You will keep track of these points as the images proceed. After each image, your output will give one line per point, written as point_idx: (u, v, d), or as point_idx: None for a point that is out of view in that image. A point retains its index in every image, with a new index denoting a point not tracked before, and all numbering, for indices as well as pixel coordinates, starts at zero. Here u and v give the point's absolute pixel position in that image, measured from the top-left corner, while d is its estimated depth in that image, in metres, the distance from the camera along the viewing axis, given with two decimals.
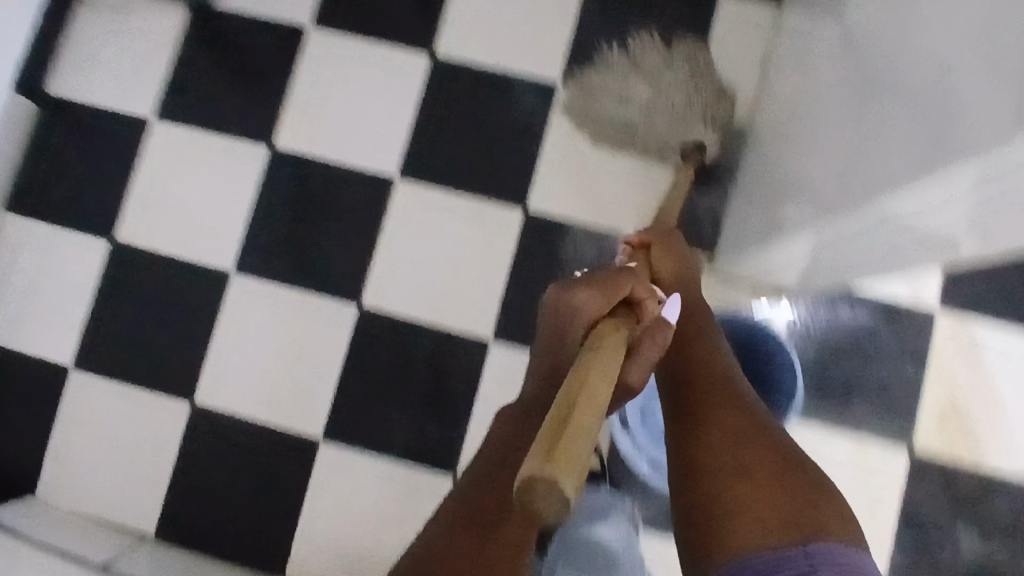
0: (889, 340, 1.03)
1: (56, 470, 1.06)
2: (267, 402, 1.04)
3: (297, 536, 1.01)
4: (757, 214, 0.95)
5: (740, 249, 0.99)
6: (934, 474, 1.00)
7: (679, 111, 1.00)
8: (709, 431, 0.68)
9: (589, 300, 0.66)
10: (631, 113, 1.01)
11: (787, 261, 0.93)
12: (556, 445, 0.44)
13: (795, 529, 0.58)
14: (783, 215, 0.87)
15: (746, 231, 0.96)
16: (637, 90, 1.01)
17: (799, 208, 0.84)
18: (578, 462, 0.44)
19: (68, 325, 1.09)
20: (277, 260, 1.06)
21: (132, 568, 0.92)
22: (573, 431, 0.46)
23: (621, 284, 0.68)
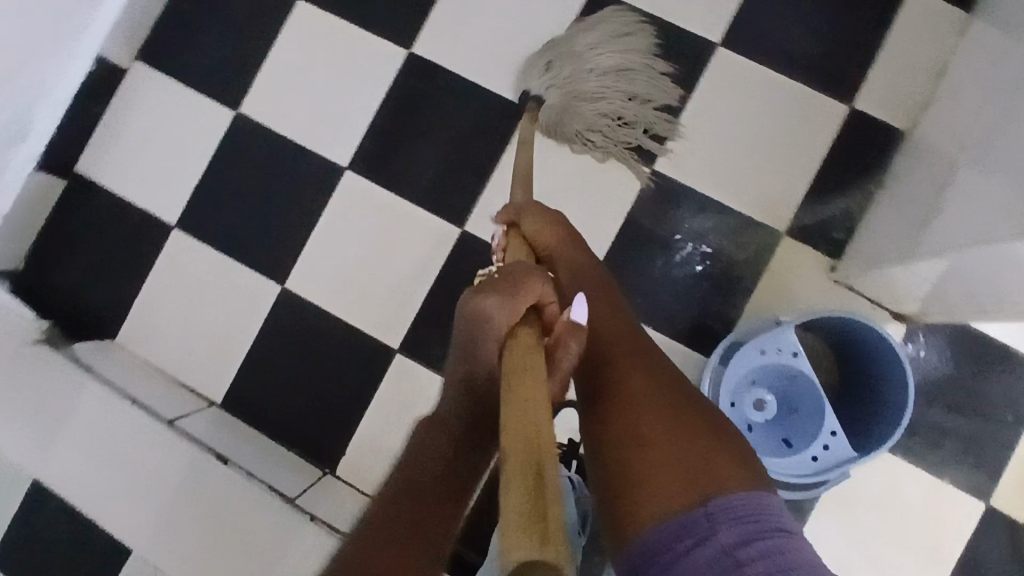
0: (998, 389, 0.96)
1: (138, 320, 1.09)
2: (352, 301, 1.04)
3: (354, 435, 1.03)
4: (899, 228, 0.88)
5: (868, 261, 0.92)
6: (1007, 532, 0.96)
7: (582, 109, 0.95)
8: (620, 404, 0.64)
9: (501, 308, 0.59)
10: (565, 64, 0.96)
11: (920, 288, 0.87)
12: (534, 517, 0.38)
13: (699, 486, 0.54)
14: (926, 234, 0.81)
15: (881, 245, 0.90)
16: (599, 55, 0.95)
17: (945, 230, 0.77)
18: (560, 535, 0.37)
19: (177, 184, 1.10)
20: (390, 166, 1.05)
21: (195, 431, 0.97)
22: (548, 497, 0.39)
23: (529, 287, 0.60)
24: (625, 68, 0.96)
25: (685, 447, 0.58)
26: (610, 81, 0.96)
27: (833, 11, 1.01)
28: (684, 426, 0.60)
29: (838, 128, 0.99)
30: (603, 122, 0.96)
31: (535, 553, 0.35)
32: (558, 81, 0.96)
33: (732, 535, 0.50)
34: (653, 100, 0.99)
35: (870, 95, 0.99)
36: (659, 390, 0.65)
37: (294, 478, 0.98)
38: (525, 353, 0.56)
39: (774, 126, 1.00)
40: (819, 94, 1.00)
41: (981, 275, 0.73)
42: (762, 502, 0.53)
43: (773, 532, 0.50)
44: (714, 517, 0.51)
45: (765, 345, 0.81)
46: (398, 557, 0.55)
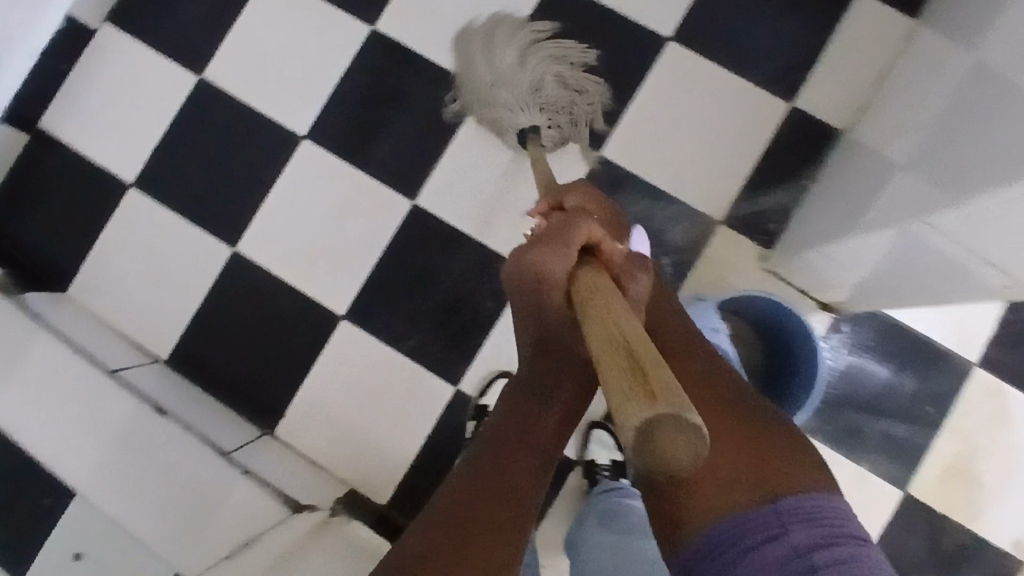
0: (918, 382, 1.01)
1: (90, 274, 1.11)
2: (303, 267, 1.07)
3: (298, 398, 1.05)
4: (826, 219, 0.92)
5: (797, 252, 0.96)
6: (922, 522, 1.00)
7: (541, 96, 1.00)
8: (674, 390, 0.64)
9: (553, 254, 0.62)
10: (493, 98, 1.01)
11: (844, 277, 0.91)
12: (641, 388, 0.39)
13: (765, 479, 0.55)
14: (850, 224, 0.85)
15: (809, 235, 0.94)
16: (502, 61, 1.01)
17: (866, 219, 0.81)
18: (667, 389, 0.39)
19: (138, 144, 1.12)
20: (348, 138, 1.08)
21: (139, 384, 0.99)
22: (650, 372, 0.41)
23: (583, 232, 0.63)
24: (522, 47, 1.02)
25: (747, 440, 0.58)
26: (527, 61, 1.01)
27: (781, 13, 1.05)
28: (745, 428, 0.59)
29: (778, 123, 1.03)
30: (565, 89, 1.01)
31: (650, 410, 0.37)
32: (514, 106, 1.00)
33: (807, 536, 0.50)
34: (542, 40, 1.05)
35: (812, 94, 1.04)
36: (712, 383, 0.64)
37: (233, 435, 1.00)
38: (597, 287, 0.56)
39: (719, 118, 1.04)
40: (762, 91, 1.04)
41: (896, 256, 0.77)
42: (832, 506, 0.53)
43: (850, 539, 0.51)
44: (786, 517, 0.52)
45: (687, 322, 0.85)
46: (490, 502, 0.59)
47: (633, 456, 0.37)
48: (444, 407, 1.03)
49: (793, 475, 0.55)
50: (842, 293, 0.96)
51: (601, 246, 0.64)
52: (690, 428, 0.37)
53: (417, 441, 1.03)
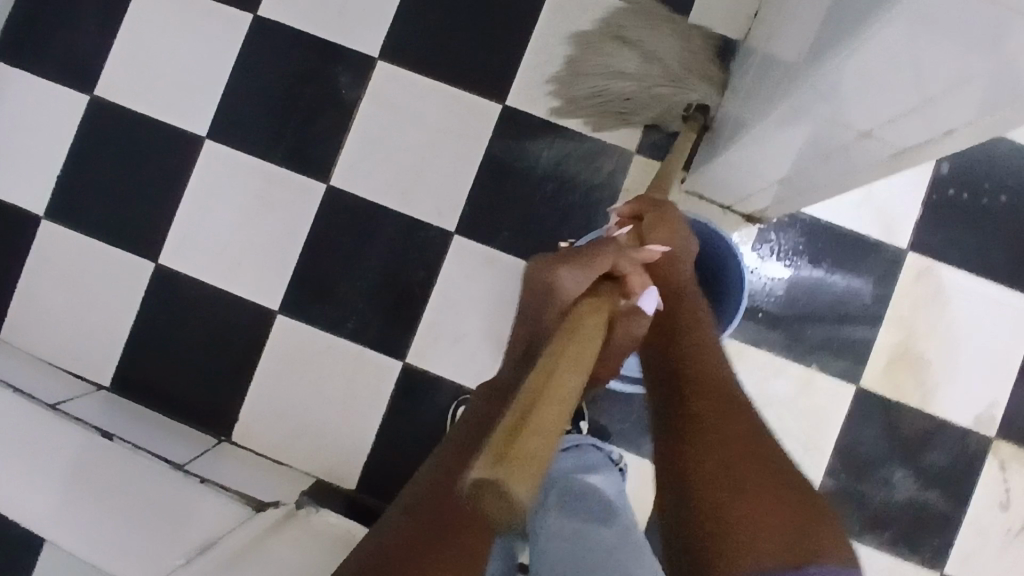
0: (854, 275, 1.01)
1: (16, 311, 1.08)
2: (229, 269, 1.05)
3: (247, 399, 1.04)
4: (726, 128, 0.91)
5: (707, 167, 0.96)
6: (878, 412, 1.01)
7: (677, 75, 0.95)
8: (706, 434, 0.67)
9: (571, 279, 0.67)
10: (636, 100, 0.98)
11: (758, 184, 0.91)
12: (508, 451, 0.44)
13: (799, 551, 0.58)
14: (747, 126, 0.84)
15: (714, 147, 0.94)
16: (622, 61, 0.97)
17: (761, 116, 0.80)
18: (529, 459, 0.44)
19: (42, 173, 1.10)
20: (253, 131, 1.06)
21: (83, 412, 0.98)
22: (540, 441, 0.46)
23: (602, 261, 0.69)
24: (632, 39, 0.98)
25: (778, 502, 0.61)
26: (642, 55, 0.96)
27: None
28: (779, 489, 0.62)
29: None
30: (688, 58, 0.96)
31: (486, 470, 0.43)
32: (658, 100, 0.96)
33: None
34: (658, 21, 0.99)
35: (705, 8, 1.03)
36: (750, 437, 0.67)
37: (187, 447, 1.00)
38: (590, 325, 0.62)
39: None
40: None
41: (794, 149, 0.77)
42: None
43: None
44: None
45: None
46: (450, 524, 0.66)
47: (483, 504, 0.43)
48: (392, 383, 1.03)
49: (821, 544, 0.59)
50: (761, 201, 0.96)
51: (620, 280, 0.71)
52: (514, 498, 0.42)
53: (372, 422, 1.03)
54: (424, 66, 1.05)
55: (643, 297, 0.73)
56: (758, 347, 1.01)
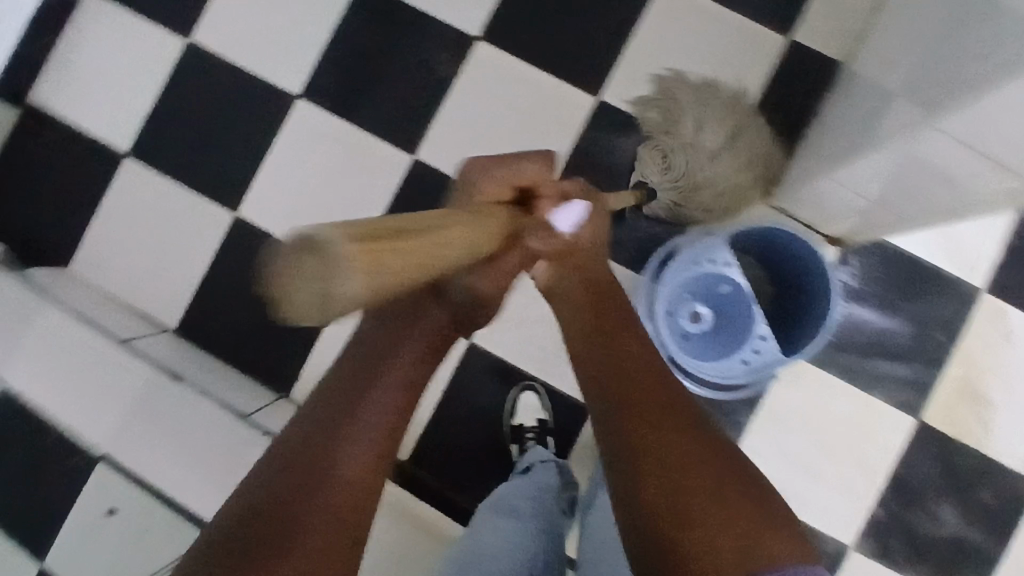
0: (927, 308, 1.01)
1: (91, 248, 1.09)
2: (307, 229, 1.06)
3: (310, 359, 1.05)
4: (825, 148, 0.92)
5: (799, 184, 0.96)
6: (935, 445, 1.01)
7: (699, 194, 0.96)
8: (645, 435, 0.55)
9: (484, 174, 0.62)
10: (681, 152, 0.95)
11: (848, 209, 0.92)
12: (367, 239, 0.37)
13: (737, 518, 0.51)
14: (849, 149, 0.85)
15: (810, 166, 0.94)
16: (707, 131, 0.94)
17: (866, 140, 0.81)
18: (368, 257, 0.36)
19: (129, 114, 1.10)
20: (345, 97, 1.07)
21: (155, 350, 0.99)
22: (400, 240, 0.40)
23: (517, 175, 0.62)
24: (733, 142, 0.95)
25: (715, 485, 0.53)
26: (726, 162, 0.94)
27: None
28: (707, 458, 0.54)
29: (774, 59, 1.03)
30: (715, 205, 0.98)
31: (332, 237, 0.34)
32: (675, 171, 0.95)
33: None
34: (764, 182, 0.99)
35: (811, 27, 1.03)
36: (695, 434, 0.56)
37: (252, 397, 1.01)
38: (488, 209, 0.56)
39: (717, 58, 1.03)
40: (760, 27, 1.03)
41: (902, 178, 0.76)
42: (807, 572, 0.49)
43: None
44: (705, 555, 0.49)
45: (697, 257, 0.85)
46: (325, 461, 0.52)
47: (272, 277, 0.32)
48: (454, 360, 1.04)
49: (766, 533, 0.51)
50: (847, 225, 0.96)
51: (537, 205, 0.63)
52: (320, 279, 0.32)
53: (429, 396, 1.04)
54: (523, 51, 1.05)
55: (563, 211, 0.64)
56: (824, 368, 1.02)
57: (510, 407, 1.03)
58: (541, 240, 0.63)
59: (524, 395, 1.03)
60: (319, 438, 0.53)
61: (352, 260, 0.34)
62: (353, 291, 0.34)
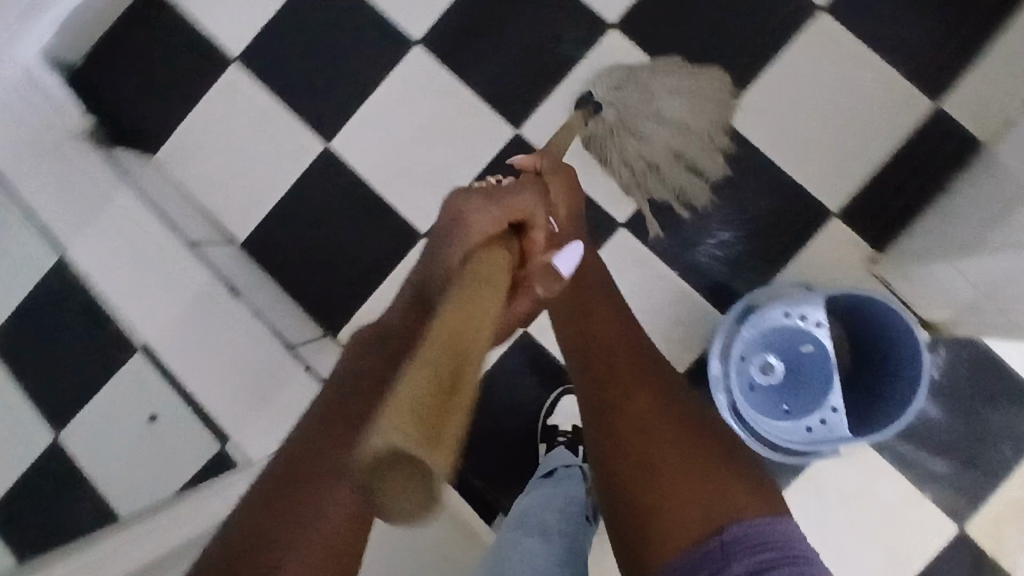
0: (1004, 419, 0.95)
1: (178, 142, 1.09)
2: (391, 176, 1.04)
3: (363, 305, 1.04)
4: (948, 228, 0.87)
5: (909, 259, 0.91)
6: (971, 559, 0.96)
7: (631, 140, 0.90)
8: (623, 420, 0.66)
9: (481, 211, 0.57)
10: (635, 89, 0.89)
11: (955, 299, 0.86)
12: (431, 401, 0.33)
13: (712, 496, 0.60)
14: (974, 236, 0.79)
15: (926, 244, 0.89)
16: (670, 110, 0.90)
17: (994, 230, 0.76)
18: (455, 429, 0.33)
19: (246, 17, 1.08)
20: (463, 53, 1.03)
21: (220, 260, 1.00)
22: (455, 397, 0.35)
23: (508, 205, 0.59)
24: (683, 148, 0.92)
25: (698, 467, 0.62)
26: (677, 132, 0.91)
27: (954, 8, 0.97)
28: (673, 438, 0.64)
29: (913, 124, 0.97)
30: (638, 161, 0.92)
31: (418, 443, 0.30)
32: (623, 102, 0.89)
33: (753, 561, 0.56)
34: (690, 168, 0.95)
35: (962, 99, 0.96)
36: (664, 414, 0.66)
37: (299, 328, 1.01)
38: (487, 262, 0.53)
39: (855, 108, 0.98)
40: (908, 86, 0.97)
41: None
42: (778, 530, 0.59)
43: (791, 561, 0.57)
44: (728, 547, 0.57)
45: (789, 310, 0.80)
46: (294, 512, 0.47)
47: (368, 470, 0.30)
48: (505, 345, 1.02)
49: (738, 500, 0.60)
50: (947, 314, 0.91)
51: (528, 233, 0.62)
52: (427, 485, 0.31)
53: None
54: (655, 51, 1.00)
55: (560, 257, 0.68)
56: (877, 450, 0.98)
57: (547, 408, 1.01)
58: (547, 285, 0.65)
59: (564, 398, 1.01)
60: (309, 464, 0.47)
61: (439, 449, 0.31)
62: (450, 476, 0.32)
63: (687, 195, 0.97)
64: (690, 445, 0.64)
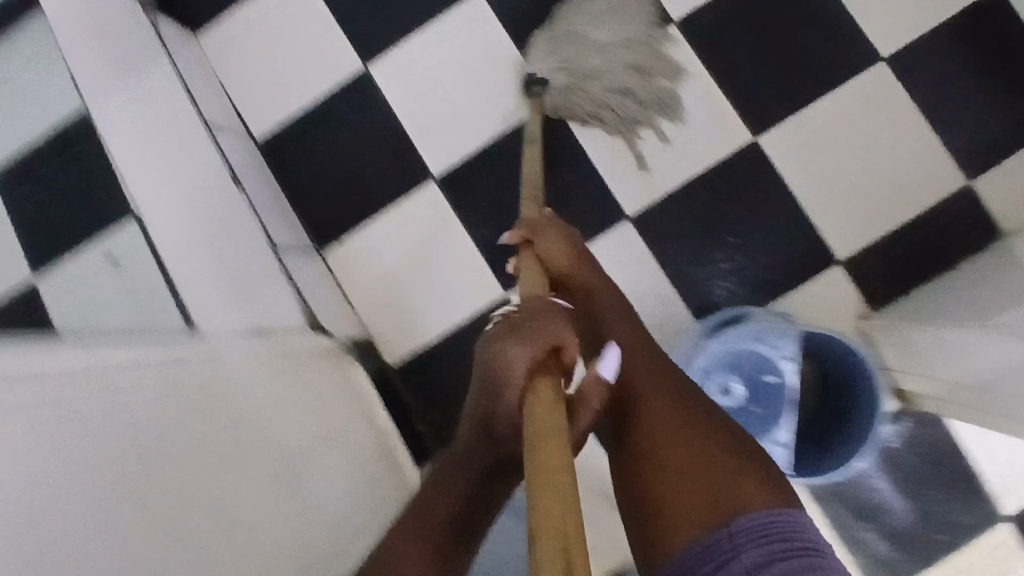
0: (944, 507, 0.95)
1: (222, 24, 1.08)
2: (419, 113, 1.04)
3: (356, 230, 1.04)
4: (946, 307, 0.85)
5: (898, 326, 0.89)
6: None
7: (590, 83, 0.96)
8: (643, 426, 0.62)
9: (517, 350, 0.57)
10: (565, 46, 0.95)
11: (926, 377, 0.85)
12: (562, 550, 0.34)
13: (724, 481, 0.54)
14: (972, 320, 0.78)
15: (919, 315, 0.88)
16: (599, 35, 0.96)
17: (995, 317, 0.74)
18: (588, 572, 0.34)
19: None
20: (521, 12, 1.03)
21: (231, 147, 0.99)
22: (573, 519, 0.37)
23: (541, 334, 0.58)
24: (634, 63, 0.97)
25: (711, 454, 0.57)
26: (618, 52, 0.96)
27: (1013, 92, 0.95)
28: (684, 430, 0.60)
29: (943, 196, 0.95)
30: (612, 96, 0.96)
31: None
32: (562, 61, 0.95)
33: (759, 554, 0.48)
34: (652, 76, 0.98)
35: (992, 185, 0.95)
36: (682, 414, 0.62)
37: (290, 234, 1.00)
38: (544, 401, 0.52)
39: (890, 166, 0.96)
40: (945, 160, 0.96)
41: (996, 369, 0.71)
42: (793, 520, 0.51)
43: (803, 551, 0.48)
44: (738, 537, 0.49)
45: (762, 335, 0.79)
46: None
47: None
48: (486, 306, 1.01)
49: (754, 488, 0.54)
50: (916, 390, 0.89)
51: (568, 350, 0.59)
52: None
53: (446, 325, 1.02)
54: (709, 58, 0.99)
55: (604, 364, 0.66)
56: (815, 503, 0.96)
57: None
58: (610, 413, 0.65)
59: None
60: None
61: None
62: None
63: (668, 104, 0.98)
64: (701, 435, 0.59)
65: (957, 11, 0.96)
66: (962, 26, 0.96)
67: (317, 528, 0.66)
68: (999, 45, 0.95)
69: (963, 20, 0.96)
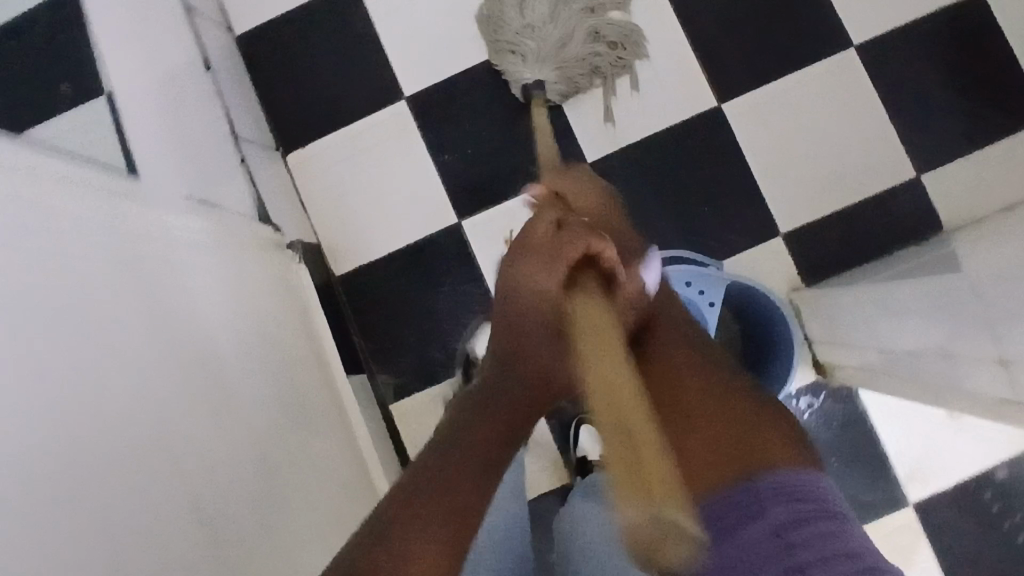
0: (850, 483, 0.98)
1: None
2: (400, 33, 1.05)
3: (323, 140, 1.05)
4: (875, 280, 0.88)
5: (825, 299, 0.92)
6: None
7: (568, 52, 0.95)
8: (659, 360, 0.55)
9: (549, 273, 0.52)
10: (521, 38, 0.95)
11: (846, 348, 0.87)
12: (647, 479, 0.33)
13: (744, 421, 0.49)
14: (894, 285, 0.80)
15: (848, 287, 0.90)
16: (541, 6, 0.94)
17: (915, 280, 0.76)
18: (671, 502, 0.33)
19: None
20: None
21: (208, 35, 0.99)
22: (642, 453, 0.35)
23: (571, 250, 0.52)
24: (587, 13, 0.95)
25: (734, 396, 0.51)
26: (565, 8, 0.94)
27: (973, 94, 0.98)
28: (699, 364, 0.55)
29: (892, 185, 0.98)
30: (592, 55, 0.96)
31: (639, 508, 0.32)
32: (535, 53, 0.94)
33: (788, 512, 0.43)
34: (604, 10, 0.97)
35: (939, 181, 0.98)
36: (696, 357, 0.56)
37: (255, 131, 1.01)
38: (585, 313, 0.48)
39: (846, 150, 0.99)
40: (899, 151, 0.99)
41: (908, 329, 0.73)
42: (818, 481, 0.46)
43: (829, 514, 0.43)
44: (765, 491, 0.44)
45: (692, 279, 0.83)
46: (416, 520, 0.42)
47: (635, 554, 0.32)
48: (439, 230, 1.03)
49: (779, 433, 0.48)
50: (836, 363, 0.91)
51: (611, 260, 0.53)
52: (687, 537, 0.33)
53: (397, 244, 1.03)
54: (690, 20, 1.01)
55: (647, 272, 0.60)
56: None
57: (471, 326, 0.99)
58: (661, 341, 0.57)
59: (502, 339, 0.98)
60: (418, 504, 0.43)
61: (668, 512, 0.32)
62: (687, 525, 0.33)
63: (630, 28, 0.98)
64: (722, 386, 0.52)
65: (932, 9, 0.98)
66: (935, 24, 0.98)
67: (223, 389, 0.68)
68: (966, 48, 0.98)
69: (937, 18, 0.98)
